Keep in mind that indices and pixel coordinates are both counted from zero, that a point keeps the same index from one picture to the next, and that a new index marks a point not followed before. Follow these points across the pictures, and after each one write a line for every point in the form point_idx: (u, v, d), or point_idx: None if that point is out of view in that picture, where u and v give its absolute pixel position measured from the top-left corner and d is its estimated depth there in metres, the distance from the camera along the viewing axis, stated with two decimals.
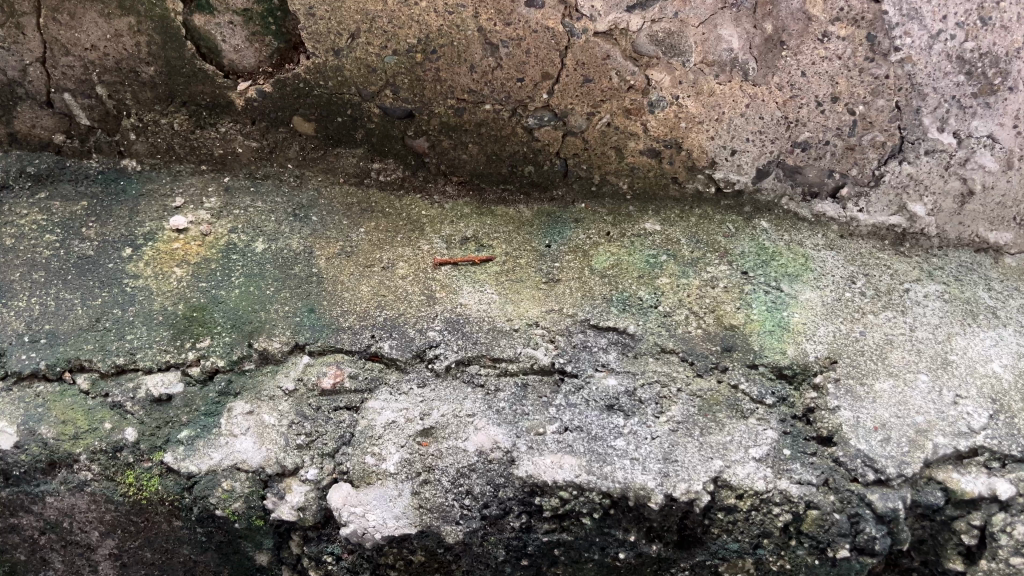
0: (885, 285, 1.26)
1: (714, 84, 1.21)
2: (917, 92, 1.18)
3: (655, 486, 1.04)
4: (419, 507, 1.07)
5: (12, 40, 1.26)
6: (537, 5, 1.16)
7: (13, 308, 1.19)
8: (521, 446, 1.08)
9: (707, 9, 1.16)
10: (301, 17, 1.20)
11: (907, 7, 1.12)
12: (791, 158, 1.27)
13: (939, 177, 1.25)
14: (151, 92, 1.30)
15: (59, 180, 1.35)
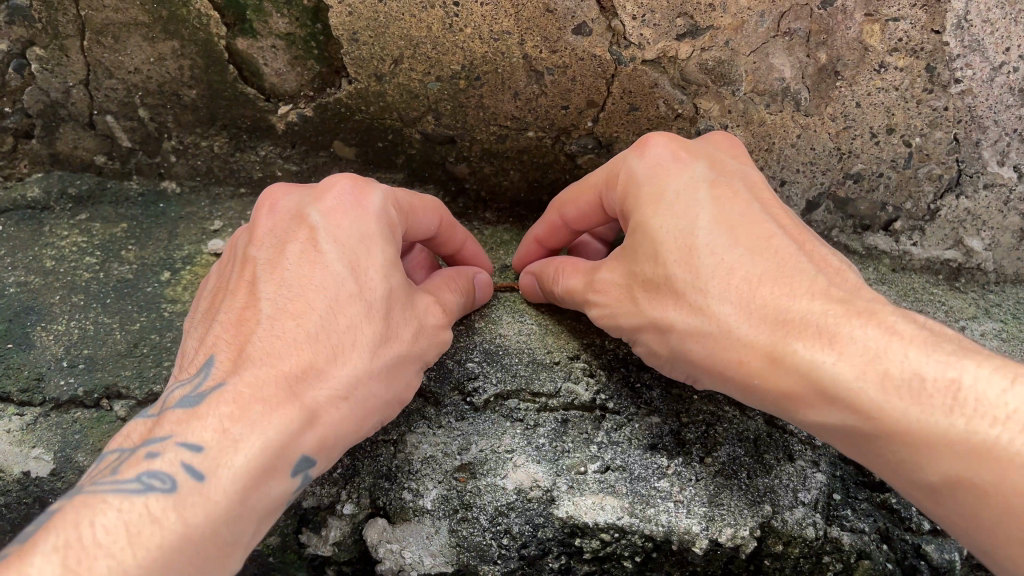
0: (940, 322, 1.21)
1: (765, 114, 1.17)
2: (977, 124, 1.13)
3: (701, 531, 1.02)
4: (456, 546, 1.05)
5: (56, 63, 1.25)
6: (584, 32, 1.12)
7: (53, 331, 1.18)
8: (561, 485, 1.06)
9: (759, 38, 1.11)
10: (344, 42, 1.17)
11: (970, 38, 1.07)
12: (843, 190, 1.23)
13: (998, 213, 1.21)
14: (193, 115, 1.30)
15: (100, 202, 1.36)
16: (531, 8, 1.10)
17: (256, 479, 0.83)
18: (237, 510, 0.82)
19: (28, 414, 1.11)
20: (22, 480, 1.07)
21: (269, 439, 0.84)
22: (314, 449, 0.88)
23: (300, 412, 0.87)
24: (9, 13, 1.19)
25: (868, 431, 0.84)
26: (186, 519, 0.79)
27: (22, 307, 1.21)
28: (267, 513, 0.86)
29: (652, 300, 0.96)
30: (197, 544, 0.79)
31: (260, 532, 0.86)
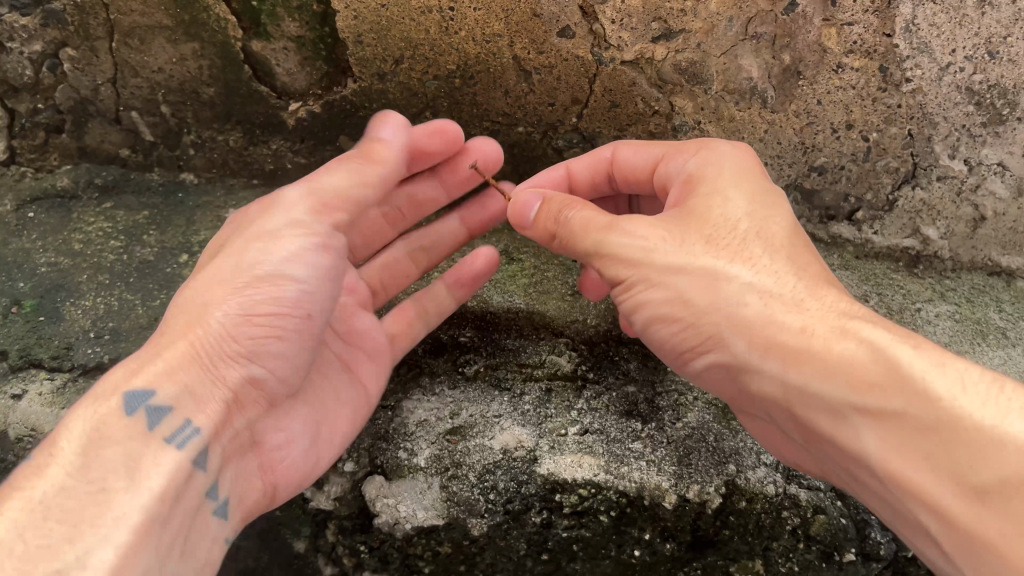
0: (898, 304, 1.31)
1: (734, 110, 1.27)
2: (928, 121, 1.24)
3: (670, 487, 1.12)
4: (447, 500, 1.15)
5: (87, 62, 1.36)
6: (568, 35, 1.22)
7: (80, 306, 1.29)
8: (543, 446, 1.17)
9: (728, 41, 1.21)
10: (349, 43, 1.28)
11: (918, 40, 1.17)
12: (809, 182, 1.33)
13: (951, 203, 1.31)
14: (211, 111, 1.41)
15: (124, 191, 1.48)
16: (519, 13, 1.21)
17: (131, 449, 0.88)
18: (102, 472, 0.85)
19: (58, 379, 1.22)
20: (53, 438, 1.17)
21: (120, 413, 0.89)
22: (166, 395, 0.93)
23: (141, 377, 0.92)
24: (45, 16, 1.31)
25: (923, 425, 0.85)
26: (64, 495, 0.83)
27: (52, 285, 1.32)
28: (176, 482, 0.90)
29: (672, 251, 0.99)
30: (78, 510, 0.82)
31: (179, 498, 0.91)
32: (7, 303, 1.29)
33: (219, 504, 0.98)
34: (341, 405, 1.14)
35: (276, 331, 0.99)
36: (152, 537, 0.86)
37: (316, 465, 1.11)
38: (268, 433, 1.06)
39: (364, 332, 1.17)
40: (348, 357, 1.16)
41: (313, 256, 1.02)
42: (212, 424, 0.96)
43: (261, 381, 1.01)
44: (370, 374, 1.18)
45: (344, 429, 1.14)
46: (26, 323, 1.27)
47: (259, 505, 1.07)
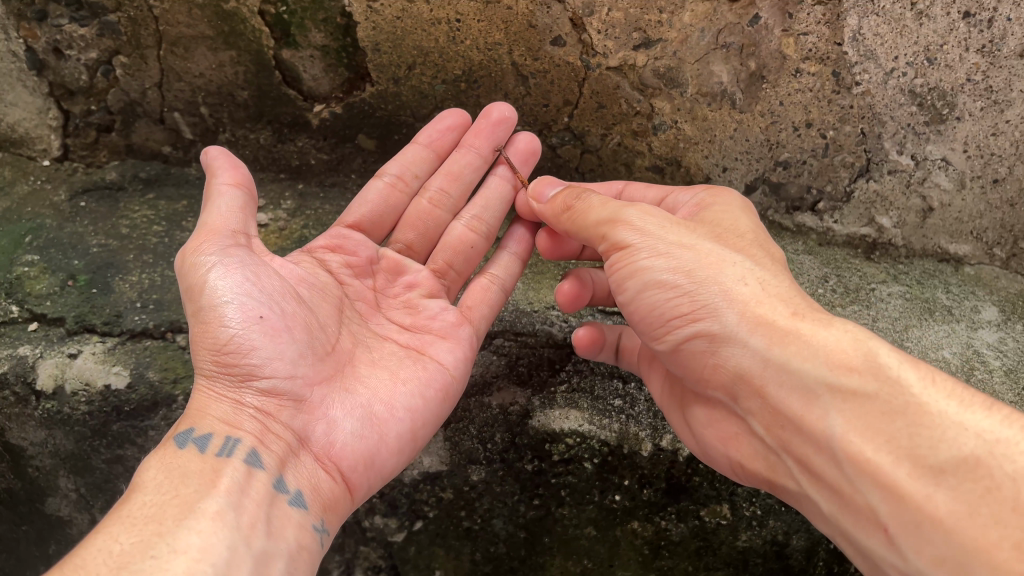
0: (854, 284, 1.47)
1: (707, 111, 1.44)
2: (877, 120, 1.40)
3: (646, 436, 1.28)
4: (449, 448, 1.31)
5: (136, 68, 1.54)
6: (560, 43, 1.40)
7: (128, 280, 1.46)
8: (535, 402, 1.32)
9: (701, 49, 1.38)
10: (368, 51, 1.46)
11: (864, 48, 1.34)
12: (775, 176, 1.49)
13: (902, 195, 1.47)
14: (244, 112, 1.59)
15: (165, 184, 1.66)
16: (517, 24, 1.39)
17: (190, 467, 1.03)
18: (173, 485, 0.99)
19: (109, 341, 1.39)
20: (104, 392, 1.33)
21: (172, 448, 1.06)
22: (204, 427, 1.08)
23: (184, 424, 1.09)
24: (101, 27, 1.48)
25: (893, 406, 0.92)
26: (148, 506, 0.96)
27: (103, 262, 1.49)
28: (236, 479, 1.02)
29: (682, 236, 1.09)
30: (161, 512, 0.95)
31: (247, 491, 1.02)
32: (63, 277, 1.46)
33: (291, 494, 1.06)
34: (391, 384, 1.19)
35: (247, 342, 1.10)
36: (228, 518, 0.96)
37: (380, 442, 1.15)
38: (310, 427, 1.12)
39: (433, 322, 1.29)
40: (413, 346, 1.26)
41: (236, 265, 1.12)
42: (251, 433, 1.08)
43: (272, 387, 1.11)
44: (442, 348, 1.26)
45: (406, 406, 1.17)
46: (80, 294, 1.44)
47: (337, 495, 1.11)
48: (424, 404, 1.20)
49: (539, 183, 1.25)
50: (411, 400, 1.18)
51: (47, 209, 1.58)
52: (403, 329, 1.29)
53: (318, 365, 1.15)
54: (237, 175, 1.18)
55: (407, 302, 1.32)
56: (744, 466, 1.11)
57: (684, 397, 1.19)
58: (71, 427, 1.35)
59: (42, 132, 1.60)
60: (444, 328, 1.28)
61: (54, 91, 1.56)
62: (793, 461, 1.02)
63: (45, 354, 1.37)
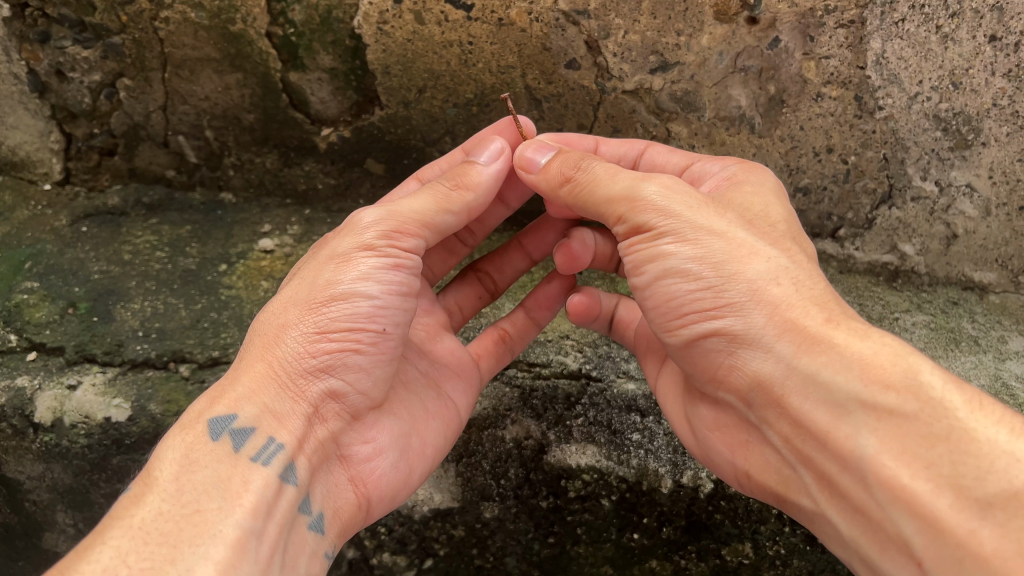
0: (877, 313, 1.44)
1: (725, 136, 1.41)
2: (901, 145, 1.37)
3: (666, 472, 1.23)
4: (461, 484, 1.27)
5: (141, 91, 1.50)
6: (574, 67, 1.37)
7: (129, 308, 1.42)
8: (550, 436, 1.27)
9: (719, 73, 1.35)
10: (378, 74, 1.43)
11: (888, 72, 1.30)
12: (794, 202, 1.45)
13: (925, 221, 1.43)
14: (249, 136, 1.56)
15: (168, 209, 1.62)
16: (531, 47, 1.36)
17: (220, 470, 0.95)
18: (195, 496, 0.92)
19: (110, 371, 1.35)
20: (104, 424, 1.29)
21: (205, 438, 0.98)
22: (248, 418, 1.00)
23: (222, 406, 1.01)
24: (105, 49, 1.45)
25: (936, 429, 0.84)
26: (163, 519, 0.89)
27: (103, 290, 1.45)
28: (264, 497, 0.95)
29: (711, 219, 1.01)
30: (177, 530, 0.88)
31: (272, 514, 0.96)
32: (63, 305, 1.42)
33: (312, 517, 1.02)
34: (424, 418, 1.18)
35: (355, 345, 1.05)
36: (250, 549, 0.90)
37: (406, 476, 1.15)
38: (348, 446, 1.10)
39: (453, 357, 1.26)
40: (433, 374, 1.23)
41: (404, 272, 1.09)
42: (297, 437, 1.02)
43: (333, 390, 1.06)
44: (458, 390, 1.25)
45: (434, 445, 1.19)
46: (81, 323, 1.40)
47: (351, 517, 1.10)
48: (443, 443, 1.21)
49: (525, 151, 1.17)
50: (437, 439, 1.19)
51: (47, 234, 1.55)
52: (423, 354, 1.24)
53: (383, 388, 1.12)
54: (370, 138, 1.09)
55: (426, 326, 1.27)
56: (754, 474, 1.05)
57: (692, 391, 1.14)
58: (70, 461, 1.31)
59: (43, 155, 1.57)
60: (459, 368, 1.26)
61: (56, 114, 1.52)
62: (810, 476, 0.96)
63: (44, 386, 1.33)
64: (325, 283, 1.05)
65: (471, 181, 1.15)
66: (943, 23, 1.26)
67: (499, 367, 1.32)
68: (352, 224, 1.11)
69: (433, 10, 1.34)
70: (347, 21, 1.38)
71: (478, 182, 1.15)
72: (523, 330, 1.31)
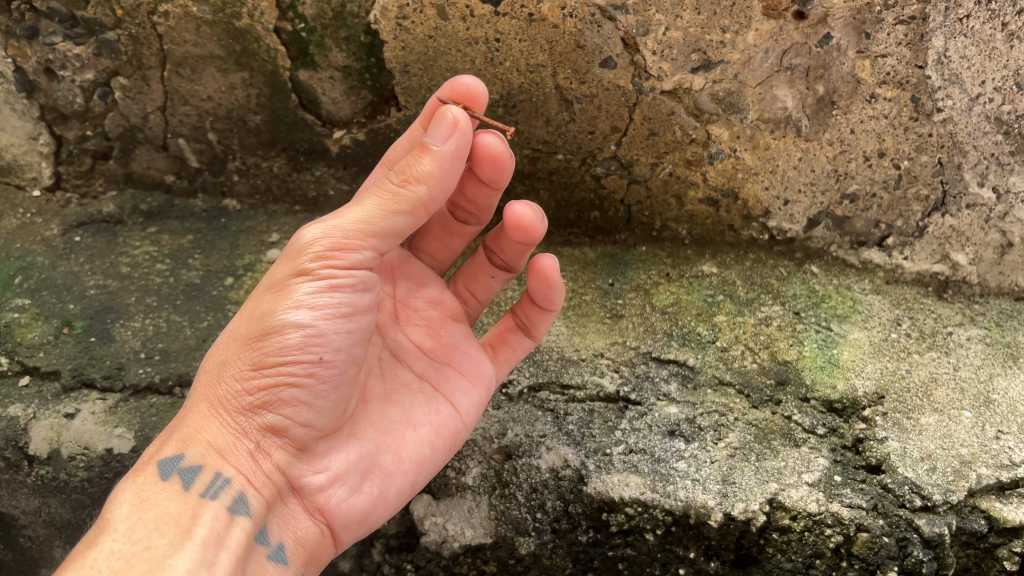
0: (930, 327, 1.34)
1: (770, 139, 1.31)
2: (958, 149, 1.28)
3: (715, 505, 1.13)
4: (494, 519, 1.19)
5: (137, 91, 1.40)
6: (610, 65, 1.28)
7: (130, 327, 1.32)
8: (589, 465, 1.18)
9: (764, 72, 1.25)
10: (396, 73, 1.33)
11: (949, 72, 1.22)
12: (840, 209, 1.36)
13: (980, 229, 1.34)
14: (256, 138, 1.45)
15: (168, 217, 1.51)
16: (564, 44, 1.26)
17: (169, 509, 0.92)
18: (145, 533, 0.88)
19: (110, 398, 1.25)
20: (105, 456, 1.19)
21: (155, 479, 0.94)
22: (194, 456, 0.97)
23: (171, 446, 0.98)
24: (98, 46, 1.34)
25: None
26: (113, 558, 0.84)
27: (102, 307, 1.35)
28: (215, 529, 0.92)
29: None
30: (128, 568, 0.84)
31: (226, 548, 0.92)
32: (57, 324, 1.31)
33: (271, 548, 0.99)
34: (403, 429, 1.09)
35: (289, 377, 0.95)
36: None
37: (379, 498, 1.07)
38: (305, 475, 1.02)
39: (456, 353, 1.18)
40: (428, 377, 1.15)
41: (344, 292, 0.95)
42: (244, 473, 0.97)
43: (282, 424, 0.98)
44: (460, 390, 1.16)
45: (413, 457, 1.10)
46: (78, 344, 1.29)
47: (318, 547, 1.05)
48: (432, 454, 1.12)
49: None
50: (420, 451, 1.10)
51: (37, 245, 1.43)
52: (422, 353, 1.16)
53: (338, 414, 1.02)
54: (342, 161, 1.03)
55: (430, 321, 1.19)
56: None
57: None
58: (68, 495, 1.21)
59: (31, 159, 1.45)
60: (465, 365, 1.18)
61: (45, 115, 1.41)
62: None
63: (39, 415, 1.23)
64: (262, 315, 0.95)
65: (422, 172, 0.93)
66: (1009, 20, 1.19)
67: (518, 356, 1.23)
68: (292, 245, 0.97)
69: (458, 4, 1.24)
70: (362, 15, 1.28)
71: (431, 174, 0.93)
72: (536, 318, 1.19)
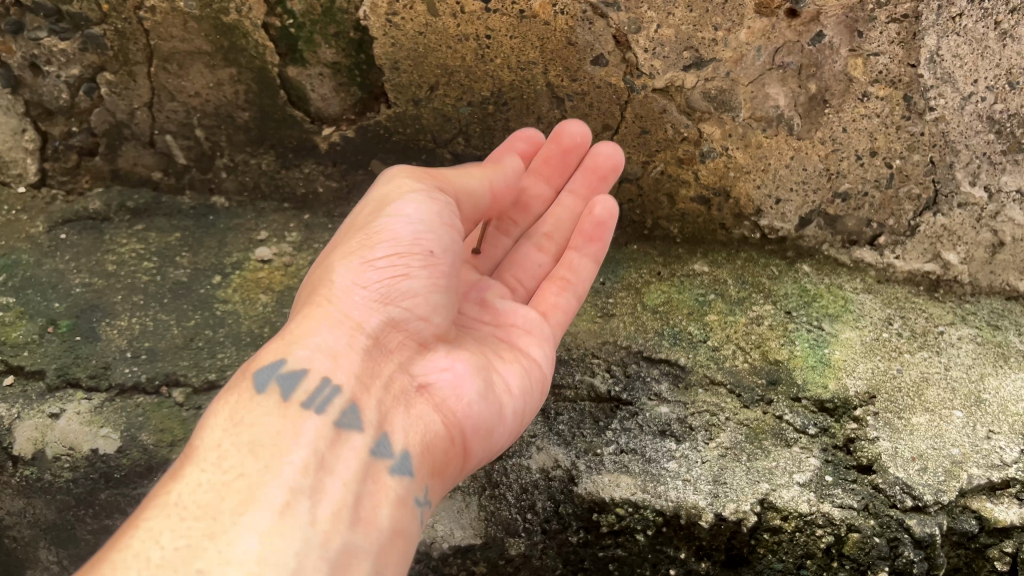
0: (921, 327, 1.34)
1: (762, 138, 1.31)
2: (950, 148, 1.28)
3: (706, 505, 1.13)
4: (484, 519, 1.18)
5: (124, 87, 1.38)
6: (601, 63, 1.27)
7: (116, 326, 1.31)
8: (580, 466, 1.18)
9: (756, 70, 1.25)
10: (385, 70, 1.32)
11: (941, 71, 1.21)
12: (832, 208, 1.36)
13: (971, 229, 1.34)
14: (244, 135, 1.44)
15: (155, 214, 1.49)
16: (555, 41, 1.25)
17: (267, 424, 0.87)
18: (251, 453, 0.83)
19: (95, 398, 1.23)
20: (90, 457, 1.18)
21: (250, 393, 0.90)
22: (296, 364, 0.91)
23: (268, 360, 0.93)
24: (84, 41, 1.32)
25: None
26: (216, 480, 0.80)
27: (88, 305, 1.33)
28: (315, 448, 0.86)
29: None
30: (240, 480, 0.80)
31: (331, 468, 0.85)
32: (42, 323, 1.30)
33: (395, 461, 0.90)
34: (496, 364, 1.04)
35: (404, 287, 0.95)
36: (300, 511, 0.80)
37: (488, 418, 0.99)
38: (431, 399, 0.96)
39: (519, 313, 1.13)
40: (501, 331, 1.11)
41: (445, 209, 0.99)
42: (355, 383, 0.92)
43: (397, 333, 0.96)
44: (533, 343, 1.11)
45: (511, 389, 1.03)
46: (63, 343, 1.28)
47: (447, 462, 0.97)
48: (524, 395, 1.06)
49: None
50: (513, 383, 1.04)
51: (23, 243, 1.41)
52: (485, 312, 1.13)
53: (433, 333, 0.99)
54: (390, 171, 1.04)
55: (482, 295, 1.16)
56: None
57: None
58: (53, 496, 1.19)
59: (16, 155, 1.43)
60: (530, 325, 1.13)
61: (30, 111, 1.39)
62: None
63: (23, 415, 1.21)
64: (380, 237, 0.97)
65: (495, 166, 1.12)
66: (1002, 18, 1.18)
67: (566, 321, 1.20)
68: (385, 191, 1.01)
69: (447, 1, 1.23)
70: (351, 11, 1.26)
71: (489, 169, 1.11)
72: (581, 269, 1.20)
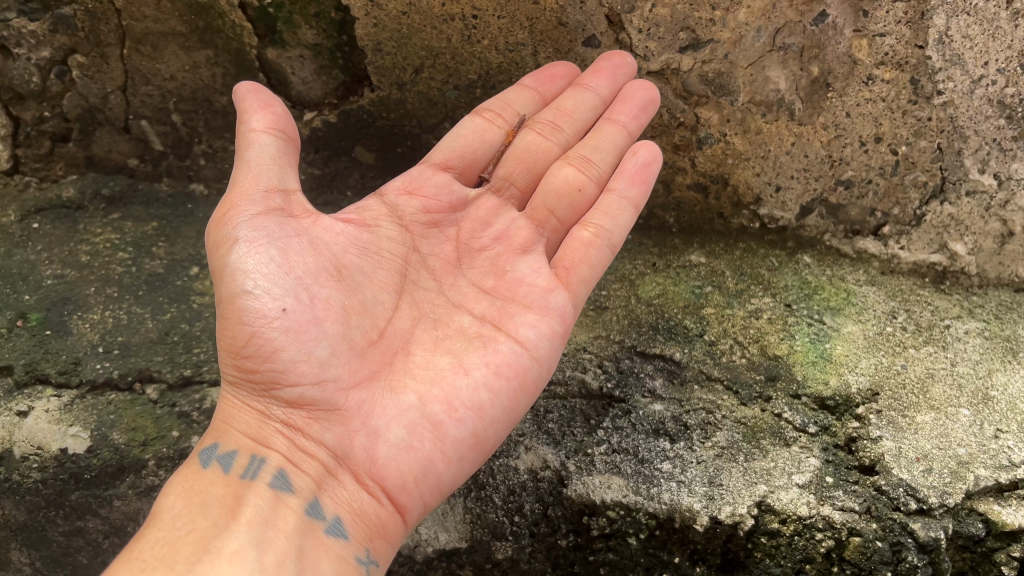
0: (926, 321, 1.28)
1: (761, 123, 1.25)
2: (959, 134, 1.22)
3: (701, 508, 1.08)
4: (469, 522, 1.14)
5: (96, 69, 1.32)
6: (593, 44, 1.23)
7: (88, 320, 1.26)
8: (570, 466, 1.13)
9: (756, 51, 1.20)
10: (368, 52, 1.27)
11: (950, 52, 1.16)
12: (835, 196, 1.30)
13: (979, 218, 1.28)
14: (223, 120, 1.39)
15: (131, 202, 1.43)
16: (545, 21, 1.21)
17: (212, 492, 0.89)
18: (196, 517, 0.86)
19: (65, 395, 1.18)
20: (59, 457, 1.13)
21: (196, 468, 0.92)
22: (230, 443, 0.94)
23: (210, 439, 0.96)
24: (54, 21, 1.26)
25: None
26: (160, 545, 0.82)
27: (59, 297, 1.28)
28: (258, 508, 0.88)
29: None
30: (176, 549, 0.82)
31: (275, 525, 0.87)
32: (10, 317, 1.24)
33: (329, 523, 0.91)
34: (448, 374, 0.98)
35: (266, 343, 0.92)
36: (250, 559, 0.82)
37: (428, 457, 0.95)
38: (358, 453, 0.94)
39: (521, 287, 1.06)
40: (490, 316, 1.04)
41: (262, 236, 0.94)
42: (279, 452, 0.93)
43: (299, 396, 0.94)
44: (526, 322, 1.03)
45: (467, 401, 0.96)
46: (32, 337, 1.23)
47: (383, 519, 0.95)
48: (492, 397, 0.98)
49: None
50: (473, 393, 0.97)
51: None
52: (484, 294, 1.07)
53: (344, 379, 0.95)
54: (267, 114, 0.97)
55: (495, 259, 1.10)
56: None
57: None
58: (22, 497, 1.13)
59: None
60: (532, 298, 1.05)
61: None
62: None
63: None
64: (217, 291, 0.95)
65: None
66: None
67: (592, 275, 1.10)
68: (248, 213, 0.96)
69: None
70: None
71: None
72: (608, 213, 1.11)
